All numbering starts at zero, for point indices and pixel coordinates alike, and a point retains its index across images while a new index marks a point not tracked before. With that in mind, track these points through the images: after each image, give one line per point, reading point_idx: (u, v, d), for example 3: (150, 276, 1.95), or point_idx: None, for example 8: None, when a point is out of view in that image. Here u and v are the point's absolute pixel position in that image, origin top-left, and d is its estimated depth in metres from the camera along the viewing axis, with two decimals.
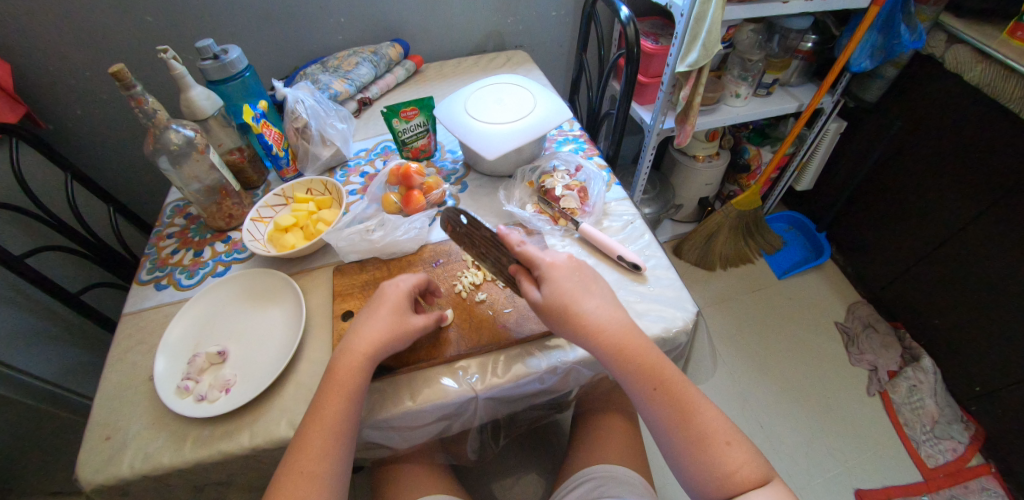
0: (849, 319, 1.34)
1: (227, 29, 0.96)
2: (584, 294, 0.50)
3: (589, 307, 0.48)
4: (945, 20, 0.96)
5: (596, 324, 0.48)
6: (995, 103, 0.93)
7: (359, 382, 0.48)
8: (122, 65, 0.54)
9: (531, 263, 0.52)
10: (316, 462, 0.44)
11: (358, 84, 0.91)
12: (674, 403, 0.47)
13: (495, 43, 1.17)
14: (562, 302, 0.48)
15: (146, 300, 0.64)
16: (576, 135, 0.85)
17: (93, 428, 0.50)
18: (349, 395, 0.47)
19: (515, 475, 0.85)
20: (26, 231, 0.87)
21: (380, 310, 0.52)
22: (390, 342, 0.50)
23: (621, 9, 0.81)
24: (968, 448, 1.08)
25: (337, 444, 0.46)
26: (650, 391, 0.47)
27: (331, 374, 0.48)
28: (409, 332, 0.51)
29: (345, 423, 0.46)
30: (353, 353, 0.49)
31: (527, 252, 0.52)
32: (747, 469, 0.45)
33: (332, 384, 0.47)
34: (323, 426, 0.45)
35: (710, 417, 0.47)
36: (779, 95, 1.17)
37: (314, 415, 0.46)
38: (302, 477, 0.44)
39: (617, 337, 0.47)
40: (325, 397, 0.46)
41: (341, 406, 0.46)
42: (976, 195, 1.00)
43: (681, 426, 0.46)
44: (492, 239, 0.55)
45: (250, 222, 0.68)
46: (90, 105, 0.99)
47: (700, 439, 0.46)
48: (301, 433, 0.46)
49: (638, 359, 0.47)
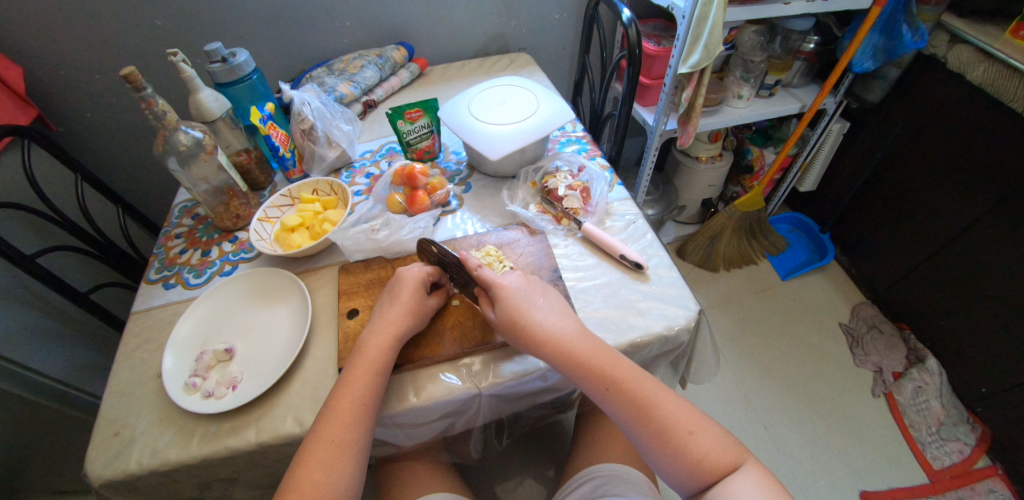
0: (854, 320, 1.34)
1: (234, 32, 0.97)
2: (531, 307, 0.51)
3: (538, 319, 0.50)
4: (947, 20, 0.96)
5: (543, 334, 0.49)
6: (997, 103, 0.93)
7: (389, 358, 0.51)
8: (133, 67, 0.55)
9: (485, 283, 0.53)
10: (345, 432, 0.46)
11: (363, 86, 0.92)
12: (631, 401, 0.47)
13: (498, 46, 1.17)
14: (510, 318, 0.50)
15: (154, 298, 0.65)
16: (579, 136, 0.85)
17: (102, 424, 0.51)
18: (378, 369, 0.49)
19: (518, 477, 0.85)
20: (37, 231, 0.89)
21: (401, 295, 0.54)
22: (413, 323, 0.53)
23: (623, 11, 0.81)
24: (974, 449, 1.07)
25: (365, 415, 0.47)
26: (608, 391, 0.47)
27: (360, 351, 0.51)
28: (428, 312, 0.56)
29: (374, 396, 0.48)
30: (382, 334, 0.51)
31: (481, 276, 0.53)
32: (715, 454, 0.44)
33: (362, 359, 0.50)
34: (352, 397, 0.47)
35: (670, 408, 0.47)
36: (781, 96, 1.17)
37: (342, 385, 0.48)
38: (330, 445, 0.45)
39: (562, 345, 0.48)
40: (356, 369, 0.49)
41: (369, 380, 0.48)
42: (979, 194, 1.00)
43: (642, 419, 0.46)
44: (458, 265, 0.57)
45: (257, 222, 0.70)
46: (100, 108, 1.01)
47: (663, 430, 0.46)
48: (330, 403, 0.47)
49: (589, 363, 0.48)
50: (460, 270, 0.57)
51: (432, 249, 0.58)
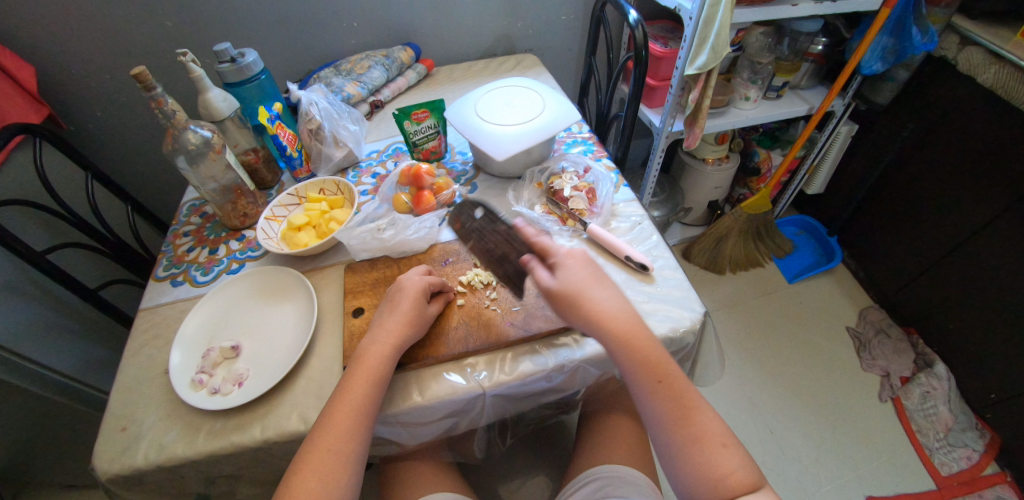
0: (861, 324, 1.33)
1: (242, 32, 0.98)
2: (597, 284, 0.51)
3: (602, 295, 0.50)
4: (958, 21, 0.95)
5: (607, 311, 0.49)
6: (1008, 105, 0.92)
7: (386, 369, 0.50)
8: (143, 67, 0.56)
9: (547, 253, 0.54)
10: (342, 442, 0.46)
11: (371, 86, 0.92)
12: (674, 399, 0.47)
13: (505, 47, 1.18)
14: (576, 288, 0.50)
15: (163, 295, 0.66)
16: (585, 137, 0.85)
17: (109, 419, 0.52)
18: (375, 380, 0.49)
19: (523, 477, 0.84)
20: (47, 228, 0.90)
21: (400, 305, 0.54)
22: (411, 334, 0.53)
23: (630, 12, 0.81)
24: (982, 456, 1.06)
25: (362, 426, 0.47)
26: (653, 383, 0.47)
27: (358, 360, 0.50)
28: (428, 319, 0.55)
29: (370, 407, 0.48)
30: (380, 343, 0.51)
31: (542, 245, 0.54)
32: (741, 474, 0.44)
33: (359, 370, 0.49)
34: (350, 407, 0.47)
35: (705, 417, 0.47)
36: (789, 98, 1.16)
37: (339, 396, 0.48)
38: (326, 455, 0.45)
39: (618, 326, 0.48)
40: (353, 380, 0.49)
41: (366, 390, 0.48)
42: (989, 198, 0.99)
43: (675, 421, 0.46)
44: (508, 234, 0.62)
45: (264, 220, 0.70)
46: (111, 107, 1.02)
47: (695, 436, 0.46)
48: (326, 413, 0.47)
49: (642, 350, 0.48)
50: (510, 241, 0.61)
51: (478, 213, 0.66)
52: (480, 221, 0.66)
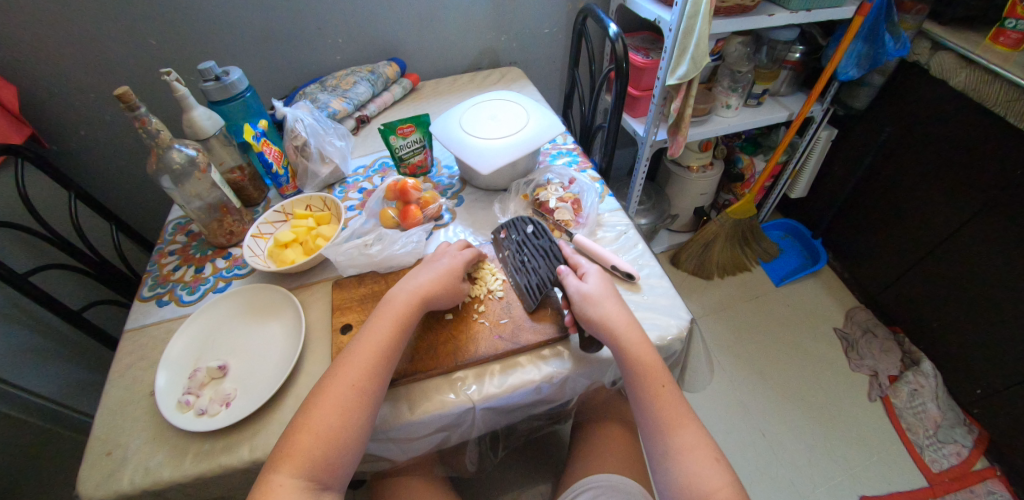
0: (848, 324, 1.35)
1: (226, 50, 0.98)
2: (614, 296, 0.55)
3: (615, 303, 0.54)
4: (928, 28, 0.99)
5: (623, 316, 0.53)
6: (979, 108, 0.95)
7: (411, 315, 0.54)
8: (127, 87, 0.56)
9: (577, 268, 0.60)
10: (366, 380, 0.48)
11: (356, 102, 0.93)
12: (672, 409, 0.50)
13: (490, 60, 1.19)
14: (605, 294, 0.55)
15: (147, 316, 0.65)
16: (570, 148, 0.86)
17: (94, 443, 0.51)
18: (399, 324, 0.53)
19: (517, 489, 0.84)
20: (31, 249, 0.89)
21: (437, 263, 0.59)
22: (442, 290, 0.56)
23: (610, 26, 0.83)
24: (972, 451, 1.07)
25: (385, 365, 0.50)
26: (655, 388, 0.50)
27: (386, 303, 0.54)
28: (461, 293, 0.58)
29: (394, 346, 0.51)
30: (408, 290, 0.55)
31: (576, 260, 0.60)
32: (728, 489, 0.45)
33: (387, 311, 0.53)
34: (375, 345, 0.50)
35: (696, 432, 0.49)
36: (769, 105, 1.19)
37: (366, 333, 0.52)
38: (347, 390, 0.47)
39: (625, 333, 0.51)
40: (380, 321, 0.53)
41: (392, 333, 0.52)
42: (966, 199, 1.02)
43: (667, 429, 0.49)
44: (548, 250, 0.63)
45: (250, 238, 0.70)
46: (94, 127, 1.01)
47: (686, 447, 0.48)
48: (352, 352, 0.50)
49: (649, 359, 0.51)
50: (548, 257, 0.63)
51: (527, 228, 0.67)
52: (526, 235, 0.66)
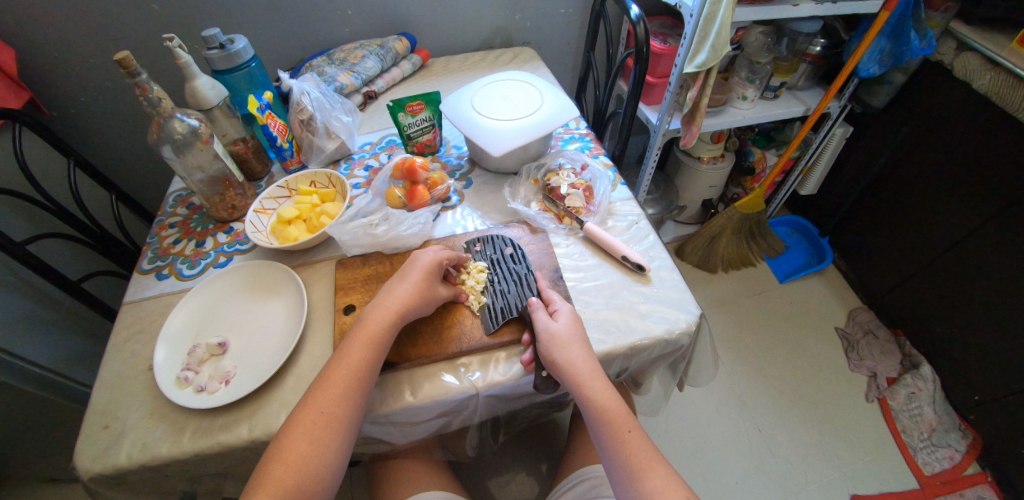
0: (850, 325, 1.34)
1: (232, 16, 0.95)
2: (581, 342, 0.51)
3: (578, 353, 0.50)
4: (954, 27, 0.95)
5: (588, 363, 0.50)
6: (1001, 111, 0.92)
7: (387, 337, 0.51)
8: (127, 52, 0.53)
9: (550, 303, 0.56)
10: (337, 405, 0.46)
11: (364, 77, 0.90)
12: (640, 454, 0.48)
13: (502, 39, 1.16)
14: (579, 336, 0.51)
15: (147, 289, 0.64)
16: (582, 133, 0.84)
17: (90, 416, 0.50)
18: (373, 346, 0.49)
19: (511, 473, 0.86)
20: (27, 218, 0.87)
21: (410, 274, 0.54)
22: (417, 306, 0.53)
23: (631, 8, 0.80)
24: (965, 456, 1.08)
25: (358, 387, 0.47)
26: (620, 434, 0.49)
27: (361, 323, 0.51)
28: (436, 300, 0.55)
29: (368, 369, 0.48)
30: (384, 308, 0.52)
31: (549, 295, 0.56)
32: None
33: (361, 333, 0.50)
34: (346, 371, 0.47)
35: (665, 475, 0.47)
36: (785, 99, 1.16)
37: (338, 357, 0.49)
38: (317, 419, 0.45)
39: (590, 380, 0.49)
40: (352, 344, 0.49)
41: (365, 356, 0.49)
42: (979, 204, 1.00)
43: (634, 475, 0.47)
44: (522, 277, 0.60)
45: (253, 213, 0.68)
46: (93, 93, 0.99)
47: (655, 490, 0.46)
48: (322, 376, 0.48)
49: (613, 404, 0.50)
50: (522, 284, 0.59)
51: (506, 249, 0.63)
52: (502, 256, 0.63)
